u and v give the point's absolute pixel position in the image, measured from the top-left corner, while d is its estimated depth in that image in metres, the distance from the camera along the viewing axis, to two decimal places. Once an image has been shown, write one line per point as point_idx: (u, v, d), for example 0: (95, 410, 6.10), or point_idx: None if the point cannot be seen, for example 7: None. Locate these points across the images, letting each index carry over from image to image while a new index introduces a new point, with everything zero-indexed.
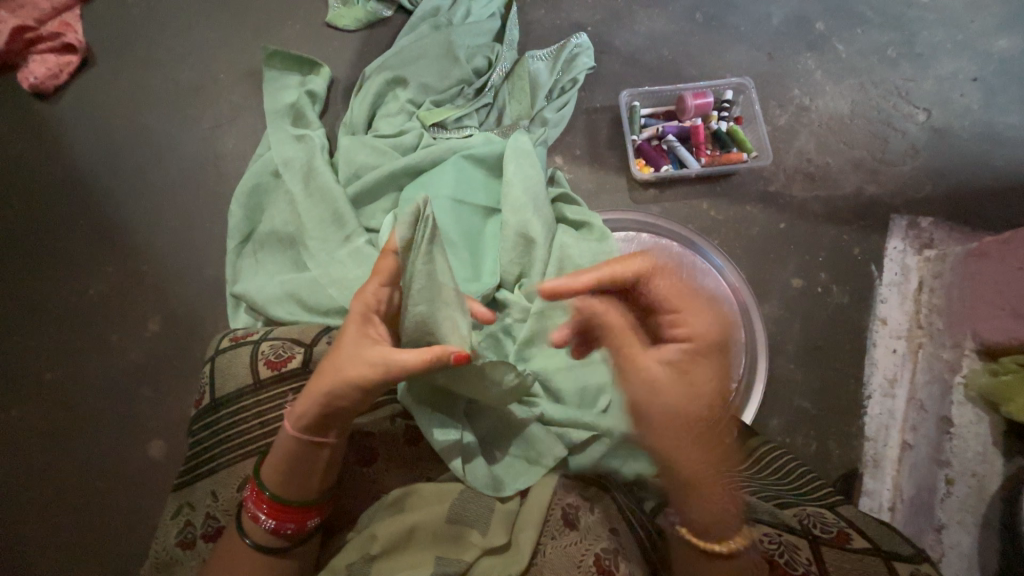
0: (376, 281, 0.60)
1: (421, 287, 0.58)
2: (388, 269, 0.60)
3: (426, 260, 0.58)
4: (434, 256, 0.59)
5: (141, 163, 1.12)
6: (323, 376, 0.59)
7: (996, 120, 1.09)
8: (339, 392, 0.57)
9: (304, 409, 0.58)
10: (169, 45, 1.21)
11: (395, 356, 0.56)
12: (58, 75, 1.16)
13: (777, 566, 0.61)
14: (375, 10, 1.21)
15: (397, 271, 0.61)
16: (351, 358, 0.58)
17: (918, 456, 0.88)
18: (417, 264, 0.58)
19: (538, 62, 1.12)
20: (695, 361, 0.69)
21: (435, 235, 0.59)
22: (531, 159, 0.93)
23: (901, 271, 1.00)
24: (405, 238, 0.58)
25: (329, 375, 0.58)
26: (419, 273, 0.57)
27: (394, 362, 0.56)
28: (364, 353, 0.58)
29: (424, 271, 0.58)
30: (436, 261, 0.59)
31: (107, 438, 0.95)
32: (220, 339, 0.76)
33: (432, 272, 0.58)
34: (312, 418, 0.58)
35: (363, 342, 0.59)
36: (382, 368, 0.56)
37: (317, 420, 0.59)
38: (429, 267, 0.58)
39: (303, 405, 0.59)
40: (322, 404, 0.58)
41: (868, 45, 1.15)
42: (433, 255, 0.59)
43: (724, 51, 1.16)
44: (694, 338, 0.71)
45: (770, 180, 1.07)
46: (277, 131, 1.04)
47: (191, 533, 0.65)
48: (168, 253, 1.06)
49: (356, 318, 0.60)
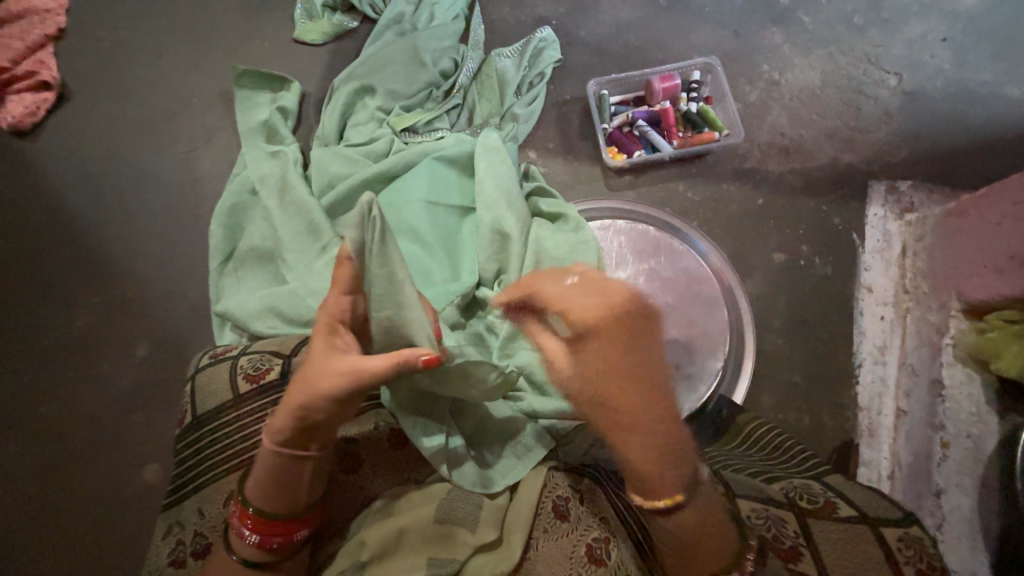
0: (335, 291, 0.58)
1: (382, 292, 0.59)
2: (346, 277, 0.57)
3: (381, 261, 0.59)
4: (388, 257, 0.59)
5: (120, 192, 1.13)
6: (296, 391, 0.57)
7: (969, 78, 1.08)
8: (313, 405, 0.56)
9: (281, 425, 0.58)
10: (142, 74, 1.22)
11: (364, 366, 0.55)
12: (35, 113, 1.17)
13: (767, 542, 0.58)
14: (342, 22, 1.23)
15: (357, 277, 0.58)
16: (321, 372, 0.56)
17: (913, 421, 0.87)
18: (374, 267, 0.59)
19: (505, 59, 1.12)
20: (619, 350, 0.62)
21: (386, 236, 0.59)
22: (501, 155, 0.93)
23: (884, 237, 0.99)
24: (358, 242, 0.55)
25: (301, 389, 0.57)
26: (377, 276, 0.58)
27: (363, 369, 0.55)
28: (334, 366, 0.56)
29: (382, 274, 0.59)
30: (392, 262, 0.59)
31: (104, 466, 0.96)
32: (200, 357, 0.76)
33: (390, 275, 0.59)
34: (291, 432, 0.58)
35: (331, 354, 0.57)
36: (352, 378, 0.55)
37: (297, 435, 0.58)
38: (388, 268, 0.59)
39: (280, 420, 0.58)
40: (298, 420, 0.57)
41: (834, 14, 1.15)
42: (388, 256, 0.59)
43: (689, 33, 1.16)
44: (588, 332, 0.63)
45: (745, 157, 1.06)
46: (251, 148, 1.04)
47: (181, 552, 0.65)
48: (151, 279, 1.07)
49: (322, 330, 0.59)
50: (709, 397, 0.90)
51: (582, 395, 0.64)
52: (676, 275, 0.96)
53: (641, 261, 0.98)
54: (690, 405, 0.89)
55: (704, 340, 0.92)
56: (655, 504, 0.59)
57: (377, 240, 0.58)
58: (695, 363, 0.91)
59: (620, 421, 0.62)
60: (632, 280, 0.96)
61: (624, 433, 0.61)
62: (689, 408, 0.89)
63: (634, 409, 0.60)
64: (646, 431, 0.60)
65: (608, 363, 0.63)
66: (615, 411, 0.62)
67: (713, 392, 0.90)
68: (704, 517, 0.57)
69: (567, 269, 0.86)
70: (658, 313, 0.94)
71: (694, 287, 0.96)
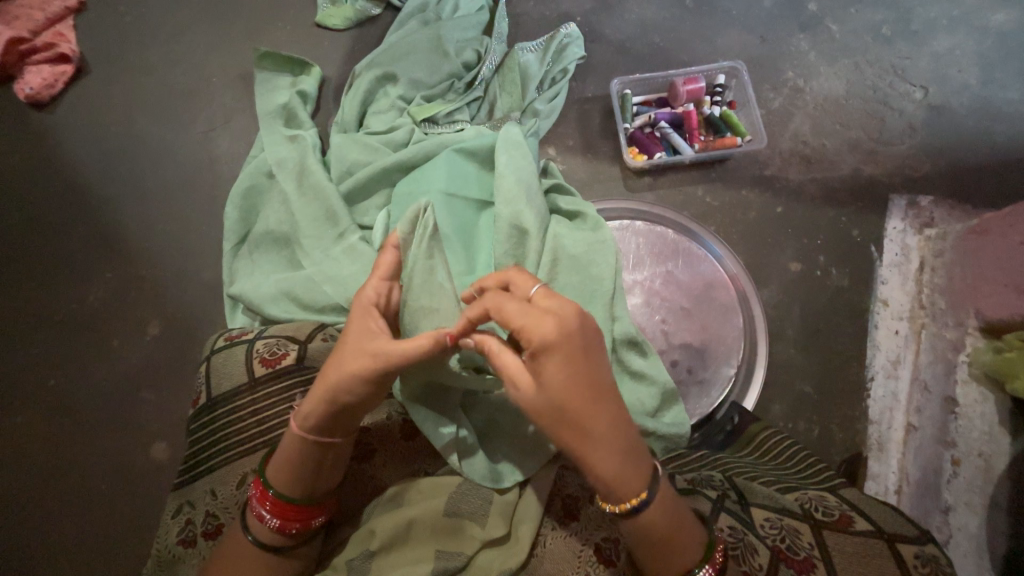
0: (376, 277, 0.61)
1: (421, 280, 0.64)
2: (387, 265, 0.62)
3: (427, 256, 0.64)
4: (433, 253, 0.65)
5: (136, 169, 1.13)
6: (328, 376, 0.57)
7: (995, 95, 1.07)
8: (344, 389, 0.56)
9: (310, 409, 0.58)
10: (162, 51, 1.22)
11: (398, 349, 0.55)
12: (53, 86, 1.17)
13: (780, 552, 0.58)
14: (365, 8, 1.21)
15: (397, 266, 0.63)
16: (353, 355, 0.57)
17: (923, 437, 0.86)
18: (417, 259, 0.64)
19: (528, 54, 1.11)
20: (581, 361, 0.52)
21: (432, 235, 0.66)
22: (522, 150, 0.92)
23: (902, 252, 0.98)
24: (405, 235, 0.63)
25: (334, 374, 0.57)
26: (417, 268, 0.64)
27: (394, 350, 0.55)
28: (367, 349, 0.56)
29: (424, 268, 0.64)
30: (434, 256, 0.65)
31: (111, 442, 0.96)
32: (215, 339, 0.76)
33: (430, 269, 0.65)
34: (318, 417, 0.58)
35: (363, 337, 0.57)
36: (383, 359, 0.55)
37: (325, 420, 0.58)
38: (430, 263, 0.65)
39: (310, 406, 0.58)
40: (330, 404, 0.57)
41: (862, 24, 1.14)
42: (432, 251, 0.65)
43: (715, 36, 1.15)
44: (551, 341, 0.52)
45: (765, 164, 1.05)
46: (269, 132, 1.04)
47: (192, 531, 0.65)
48: (165, 257, 1.07)
49: (357, 315, 0.60)
50: (722, 403, 0.90)
51: (545, 418, 0.53)
52: (692, 279, 0.96)
53: (658, 264, 0.97)
54: (701, 410, 0.89)
55: (717, 346, 0.92)
56: (621, 507, 0.54)
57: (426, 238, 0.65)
58: (707, 369, 0.91)
59: (588, 440, 0.53)
60: (648, 282, 0.96)
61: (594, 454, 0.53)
62: (699, 413, 0.89)
63: (602, 425, 0.53)
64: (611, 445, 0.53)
65: (570, 376, 0.52)
66: (578, 428, 0.52)
67: (725, 398, 0.91)
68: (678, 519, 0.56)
69: (584, 268, 0.85)
70: (673, 317, 0.94)
71: (709, 293, 0.95)
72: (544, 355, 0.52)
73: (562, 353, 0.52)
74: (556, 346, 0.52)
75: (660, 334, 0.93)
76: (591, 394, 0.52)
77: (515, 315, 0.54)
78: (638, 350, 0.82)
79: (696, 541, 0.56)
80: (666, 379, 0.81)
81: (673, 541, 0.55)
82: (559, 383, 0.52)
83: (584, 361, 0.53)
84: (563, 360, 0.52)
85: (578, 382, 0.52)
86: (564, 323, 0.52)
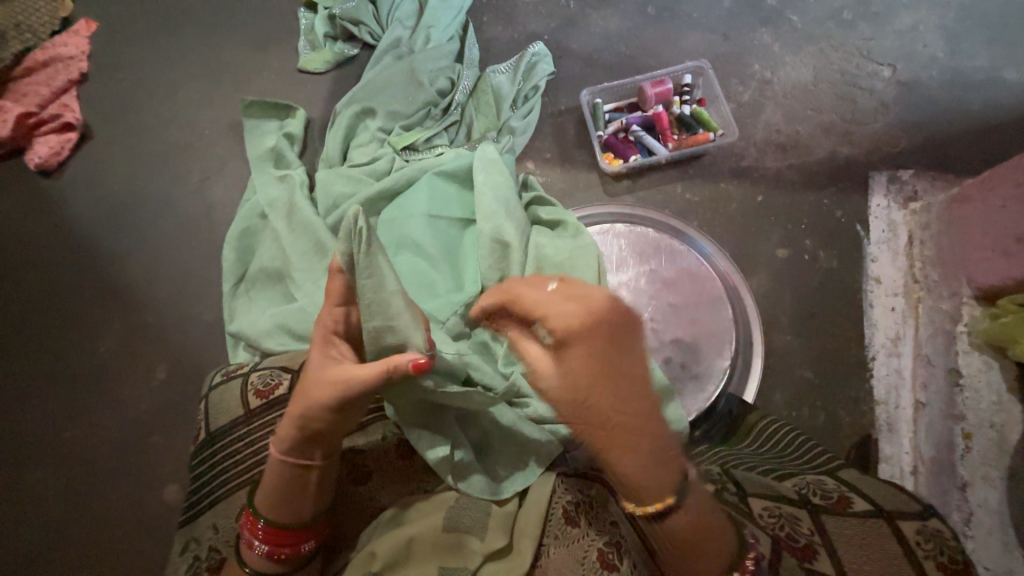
0: (329, 303, 0.61)
1: (370, 299, 0.58)
2: (338, 290, 0.60)
3: (369, 273, 0.58)
4: (377, 266, 0.59)
5: (139, 222, 1.19)
6: (298, 402, 0.59)
7: (965, 65, 1.07)
8: (313, 413, 0.58)
9: (286, 434, 0.60)
10: (158, 110, 1.29)
11: (356, 373, 0.57)
12: (60, 152, 1.24)
13: (781, 541, 0.56)
14: (342, 50, 1.28)
15: (349, 289, 0.61)
16: (317, 381, 0.59)
17: (932, 414, 0.84)
18: (362, 279, 0.58)
19: (499, 76, 1.16)
20: (606, 358, 0.59)
21: (374, 246, 0.58)
22: (498, 167, 0.94)
23: (889, 227, 0.98)
24: (345, 255, 0.58)
25: (301, 399, 0.59)
26: (365, 286, 0.58)
27: (355, 373, 0.57)
28: (330, 374, 0.58)
29: (371, 285, 0.58)
30: (380, 270, 0.59)
31: (125, 488, 0.98)
32: (213, 376, 0.79)
33: (378, 283, 0.58)
34: (294, 440, 0.59)
35: (327, 363, 0.60)
36: (346, 383, 0.57)
37: (299, 443, 0.59)
38: (375, 278, 0.58)
39: (284, 430, 0.60)
40: (301, 429, 0.59)
41: (823, 12, 1.16)
42: (375, 263, 0.58)
43: (679, 39, 1.18)
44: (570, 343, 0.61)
45: (741, 156, 1.07)
46: (260, 174, 1.09)
47: (198, 567, 0.66)
48: (169, 304, 1.11)
49: (318, 343, 0.62)
50: (719, 396, 0.89)
51: (566, 401, 0.62)
52: (677, 275, 0.96)
53: (643, 263, 0.98)
54: (699, 406, 0.87)
55: (710, 340, 0.92)
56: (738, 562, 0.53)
57: (364, 252, 0.57)
58: (702, 363, 0.90)
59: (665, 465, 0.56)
60: (634, 282, 0.97)
61: (608, 432, 0.58)
62: (698, 408, 0.87)
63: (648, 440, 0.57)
64: (641, 440, 0.56)
65: (615, 397, 0.58)
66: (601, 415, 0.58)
67: (722, 391, 0.89)
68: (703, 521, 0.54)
69: (567, 274, 0.87)
70: (662, 314, 0.94)
71: (697, 287, 0.95)
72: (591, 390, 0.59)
73: (580, 349, 0.60)
74: (576, 344, 0.60)
75: (651, 332, 0.93)
76: (615, 388, 0.58)
77: (576, 358, 0.60)
78: None
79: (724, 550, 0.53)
80: (659, 377, 0.81)
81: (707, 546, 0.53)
82: (610, 399, 0.58)
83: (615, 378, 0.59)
84: (583, 358, 0.60)
85: (605, 378, 0.58)
86: (590, 318, 0.61)
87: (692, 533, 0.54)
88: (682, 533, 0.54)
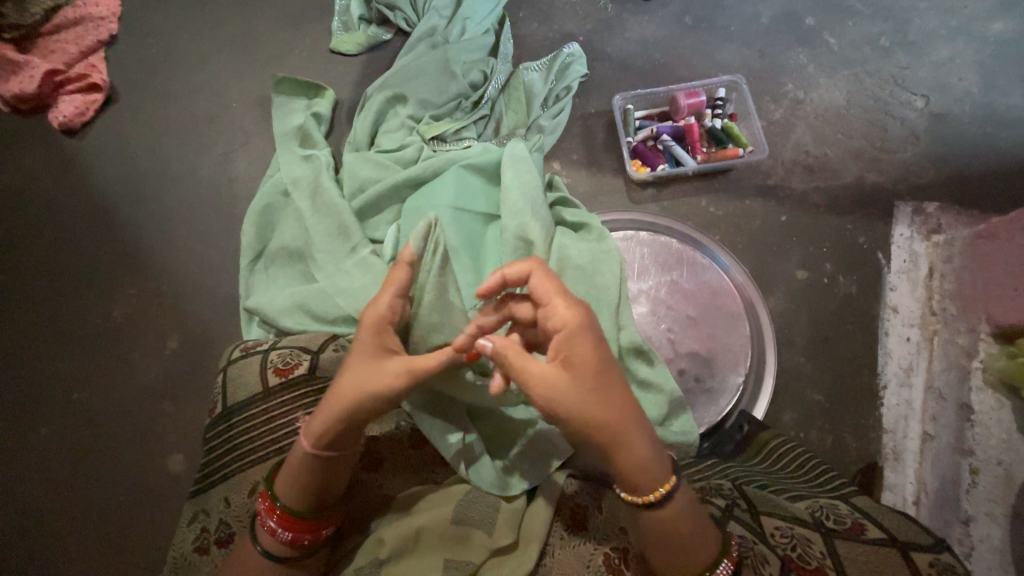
0: (388, 292, 0.61)
1: (432, 298, 0.66)
2: (400, 279, 0.61)
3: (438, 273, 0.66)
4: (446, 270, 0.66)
5: (160, 190, 1.19)
6: (345, 392, 0.57)
7: (998, 102, 1.07)
8: (364, 403, 0.57)
9: (326, 425, 0.58)
10: (186, 79, 1.29)
11: (419, 363, 0.57)
12: (84, 113, 1.24)
13: (791, 561, 0.57)
14: (376, 34, 1.27)
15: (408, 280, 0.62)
16: (371, 371, 0.57)
17: (940, 446, 0.85)
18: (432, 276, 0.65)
19: (532, 73, 1.16)
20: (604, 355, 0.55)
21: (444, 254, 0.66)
22: (527, 164, 0.94)
23: (910, 258, 0.98)
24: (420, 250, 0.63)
25: (353, 390, 0.57)
26: (432, 286, 0.65)
27: (416, 364, 0.57)
28: (387, 365, 0.57)
29: (436, 285, 0.66)
30: (446, 275, 0.67)
31: (131, 453, 0.99)
32: (231, 350, 0.79)
33: (443, 285, 0.67)
34: (336, 433, 0.58)
35: (381, 354, 0.59)
36: (408, 374, 0.56)
37: (341, 434, 0.58)
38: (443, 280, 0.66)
39: (325, 421, 0.58)
40: (349, 419, 0.57)
41: (860, 36, 1.16)
42: (444, 268, 0.67)
43: (715, 52, 1.18)
44: (573, 337, 0.55)
45: (768, 174, 1.07)
46: (286, 152, 1.08)
47: (205, 539, 0.67)
48: (186, 274, 1.11)
49: (368, 331, 0.60)
50: (729, 411, 0.90)
51: (578, 413, 0.52)
52: (697, 288, 0.97)
53: (663, 273, 0.98)
54: (709, 419, 0.89)
55: (725, 354, 0.92)
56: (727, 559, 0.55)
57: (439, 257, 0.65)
58: (715, 377, 0.91)
59: (655, 464, 0.54)
60: (654, 291, 0.97)
61: (624, 439, 0.53)
62: (709, 422, 0.88)
63: (642, 438, 0.54)
64: (644, 436, 0.54)
65: (617, 396, 0.54)
66: (613, 424, 0.53)
67: (734, 406, 0.90)
68: (691, 521, 0.55)
69: (589, 277, 0.86)
70: (679, 325, 0.94)
71: (715, 300, 0.95)
72: (600, 383, 0.53)
73: (586, 344, 0.55)
74: (582, 337, 0.55)
75: (667, 342, 0.93)
76: (617, 384, 0.54)
77: (580, 356, 0.54)
78: (645, 359, 0.82)
79: (711, 543, 0.55)
80: (673, 387, 0.81)
81: (691, 543, 0.54)
82: (614, 399, 0.53)
83: (612, 373, 0.55)
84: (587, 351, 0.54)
85: (605, 373, 0.54)
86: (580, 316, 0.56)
87: (688, 531, 0.55)
88: (673, 533, 0.55)
